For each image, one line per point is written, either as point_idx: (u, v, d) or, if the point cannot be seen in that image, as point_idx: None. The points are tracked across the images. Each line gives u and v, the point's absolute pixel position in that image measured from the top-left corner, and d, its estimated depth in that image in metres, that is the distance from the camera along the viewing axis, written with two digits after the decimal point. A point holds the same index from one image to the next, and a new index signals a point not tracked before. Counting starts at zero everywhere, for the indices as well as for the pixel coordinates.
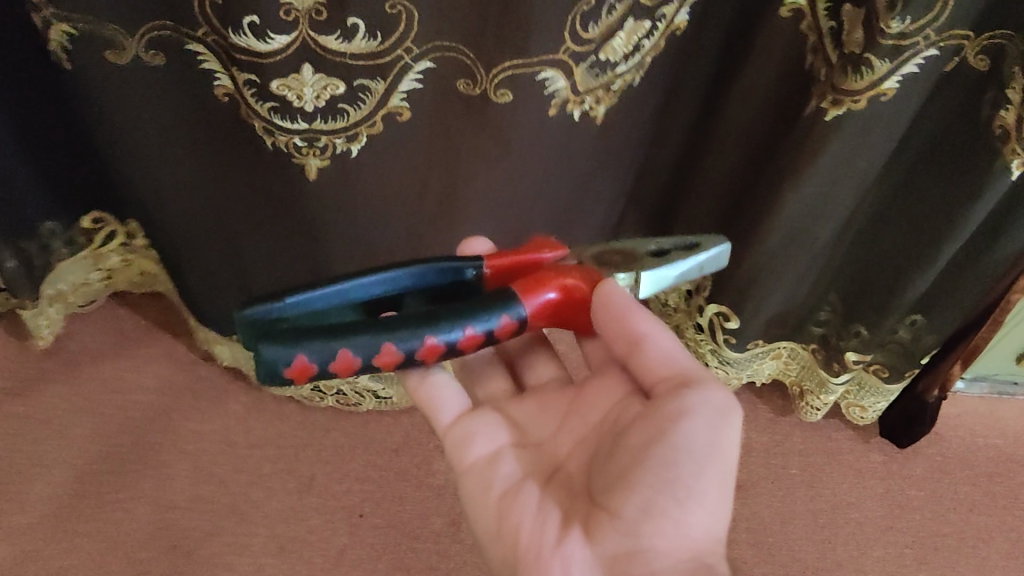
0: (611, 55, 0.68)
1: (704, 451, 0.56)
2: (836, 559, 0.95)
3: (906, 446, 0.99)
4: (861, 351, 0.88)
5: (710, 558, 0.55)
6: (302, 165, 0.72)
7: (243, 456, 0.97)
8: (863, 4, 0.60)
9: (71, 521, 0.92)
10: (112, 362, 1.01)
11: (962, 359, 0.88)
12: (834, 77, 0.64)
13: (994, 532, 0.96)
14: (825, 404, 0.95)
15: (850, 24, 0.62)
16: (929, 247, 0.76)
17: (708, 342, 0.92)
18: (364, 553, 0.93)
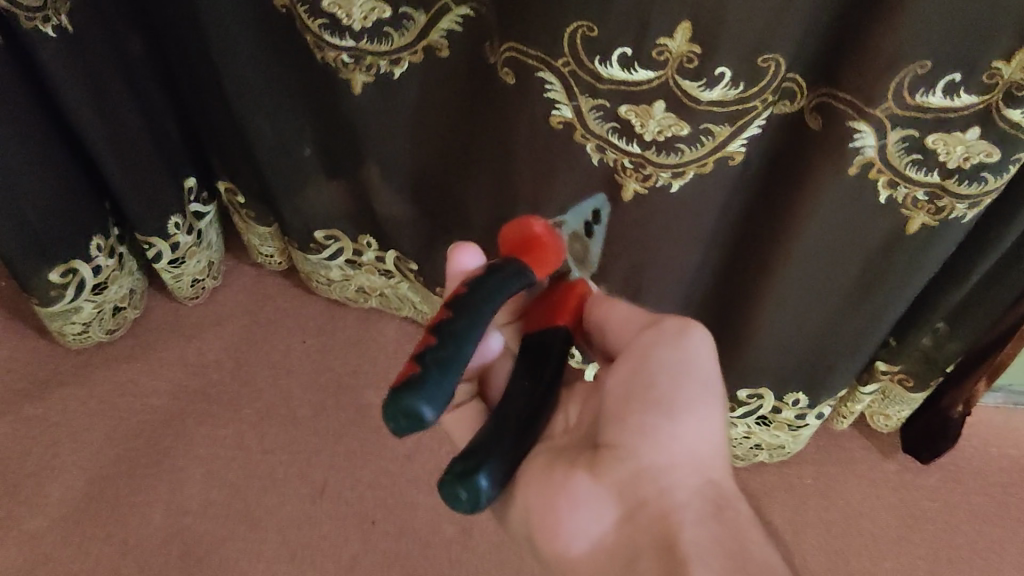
0: (636, 125, 0.61)
1: (678, 365, 0.55)
2: (848, 569, 0.95)
3: (929, 462, 0.98)
4: (889, 360, 0.87)
5: (717, 473, 0.53)
6: (349, 80, 0.72)
7: (256, 462, 0.97)
8: (973, 123, 0.53)
9: (86, 525, 0.93)
10: (125, 366, 1.02)
11: (986, 376, 0.86)
12: (951, 190, 0.57)
13: (1008, 544, 0.96)
14: (852, 413, 0.95)
15: (953, 146, 0.54)
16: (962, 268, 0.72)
17: (811, 429, 0.90)
18: (376, 560, 0.93)
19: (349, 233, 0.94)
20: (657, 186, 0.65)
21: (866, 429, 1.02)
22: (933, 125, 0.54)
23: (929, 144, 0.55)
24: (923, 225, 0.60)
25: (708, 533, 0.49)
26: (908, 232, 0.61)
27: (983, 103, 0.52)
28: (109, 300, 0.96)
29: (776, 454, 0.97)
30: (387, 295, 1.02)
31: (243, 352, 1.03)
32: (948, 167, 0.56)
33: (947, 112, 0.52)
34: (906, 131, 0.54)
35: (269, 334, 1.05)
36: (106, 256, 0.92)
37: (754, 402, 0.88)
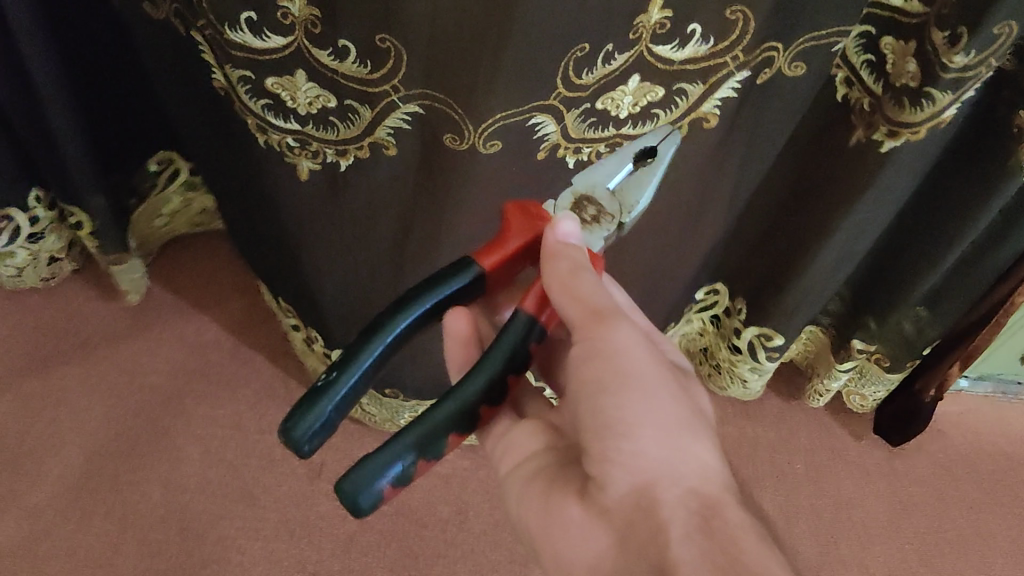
0: (612, 110, 0.62)
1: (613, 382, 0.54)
2: (839, 555, 0.96)
3: (901, 443, 0.99)
4: (867, 340, 0.89)
5: (693, 477, 0.51)
6: (294, 165, 0.69)
7: (255, 441, 0.98)
8: (913, 37, 0.59)
9: (85, 501, 0.94)
10: (126, 346, 1.02)
11: (960, 362, 0.87)
12: (886, 110, 0.63)
13: (995, 531, 0.98)
14: (827, 390, 0.97)
15: (895, 57, 0.61)
16: (934, 247, 0.75)
17: (746, 361, 0.93)
18: (372, 539, 0.94)
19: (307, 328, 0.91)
20: None
21: (857, 417, 1.03)
22: (886, 24, 0.61)
23: (881, 45, 0.62)
24: (878, 141, 0.65)
25: (694, 551, 0.46)
26: (878, 150, 0.66)
27: (922, 15, 0.58)
28: (44, 250, 0.96)
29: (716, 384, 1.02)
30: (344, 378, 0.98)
31: (243, 335, 1.05)
32: (891, 78, 0.62)
33: (897, 10, 0.59)
34: (862, 29, 0.62)
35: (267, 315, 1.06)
36: (42, 208, 0.92)
37: (711, 298, 0.96)
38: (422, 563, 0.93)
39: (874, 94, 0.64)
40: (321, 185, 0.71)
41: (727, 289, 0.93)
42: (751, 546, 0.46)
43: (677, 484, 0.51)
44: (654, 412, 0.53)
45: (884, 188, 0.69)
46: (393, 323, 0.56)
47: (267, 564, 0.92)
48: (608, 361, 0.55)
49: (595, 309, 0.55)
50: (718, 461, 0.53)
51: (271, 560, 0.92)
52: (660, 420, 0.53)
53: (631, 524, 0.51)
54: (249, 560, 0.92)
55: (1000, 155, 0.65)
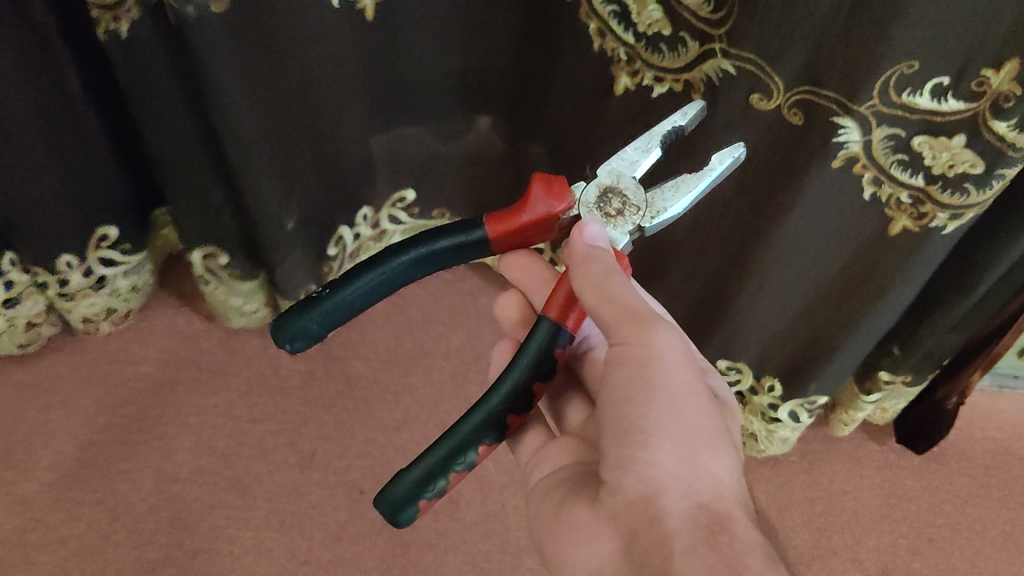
0: (632, 15, 0.66)
1: (639, 386, 0.54)
2: (831, 547, 0.96)
3: (925, 451, 0.99)
4: (893, 371, 0.88)
5: (706, 494, 0.51)
6: (362, 8, 0.72)
7: (246, 430, 0.98)
8: (951, 132, 0.56)
9: (76, 488, 0.93)
10: (118, 335, 1.02)
11: (981, 369, 0.87)
12: (936, 197, 0.61)
13: (989, 524, 0.97)
14: (853, 419, 0.96)
15: (935, 149, 0.58)
16: (967, 275, 0.74)
17: (785, 427, 0.92)
18: (363, 528, 0.94)
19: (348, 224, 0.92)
20: (642, 84, 0.71)
21: None
22: (919, 127, 0.57)
23: (914, 145, 0.58)
24: (905, 229, 0.64)
25: (698, 564, 0.46)
26: (891, 233, 0.66)
27: (972, 110, 0.55)
28: (21, 316, 0.92)
29: (750, 448, 0.98)
30: None
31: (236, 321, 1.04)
32: (932, 171, 0.59)
33: (932, 114, 0.56)
34: (890, 130, 0.58)
35: None
36: (18, 272, 0.87)
37: (732, 375, 0.91)
38: (413, 553, 0.93)
39: (917, 187, 0.61)
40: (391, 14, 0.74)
41: (753, 366, 0.89)
42: (759, 562, 0.46)
43: (688, 498, 0.51)
44: (680, 425, 0.54)
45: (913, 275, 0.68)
46: (392, 264, 0.61)
47: (257, 553, 0.92)
48: (642, 369, 0.55)
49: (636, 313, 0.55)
50: (733, 484, 0.54)
51: (262, 549, 0.92)
52: (678, 429, 0.54)
53: (635, 530, 0.52)
54: (240, 550, 0.92)
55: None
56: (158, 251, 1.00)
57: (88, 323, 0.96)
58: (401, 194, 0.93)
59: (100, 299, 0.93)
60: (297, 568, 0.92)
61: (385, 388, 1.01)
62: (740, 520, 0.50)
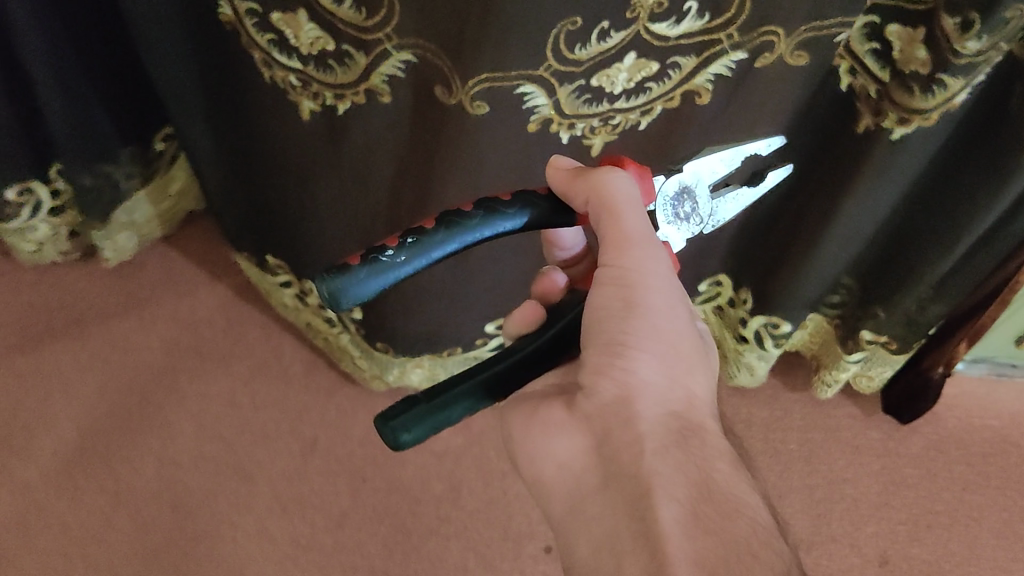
0: (607, 87, 0.61)
1: (624, 302, 0.52)
2: (830, 534, 0.96)
3: (909, 422, 1.00)
4: (877, 330, 0.89)
5: (681, 406, 0.52)
6: (297, 104, 0.67)
7: (248, 418, 0.98)
8: (921, 24, 0.58)
9: (78, 475, 0.94)
10: (120, 324, 1.02)
11: (966, 340, 0.89)
12: (894, 96, 0.62)
13: (987, 512, 0.98)
14: (836, 380, 0.96)
15: (902, 44, 0.60)
16: (946, 239, 0.74)
17: (752, 349, 0.94)
18: (366, 516, 0.94)
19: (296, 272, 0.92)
20: (626, 128, 0.66)
21: (852, 396, 1.03)
22: (891, 14, 0.59)
23: (887, 33, 0.61)
24: (869, 125, 0.67)
25: (668, 466, 0.48)
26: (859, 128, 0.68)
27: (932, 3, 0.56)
28: (68, 224, 0.95)
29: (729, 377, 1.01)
30: (331, 339, 0.97)
31: (236, 309, 1.04)
32: (892, 61, 0.61)
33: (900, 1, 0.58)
34: (868, 17, 0.61)
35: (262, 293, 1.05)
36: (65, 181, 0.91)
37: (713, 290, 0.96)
38: (414, 540, 0.93)
39: (881, 83, 0.63)
40: (324, 127, 0.69)
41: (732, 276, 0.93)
42: (725, 470, 0.50)
43: (662, 408, 0.51)
44: (660, 337, 0.53)
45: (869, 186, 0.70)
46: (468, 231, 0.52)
47: (260, 540, 0.92)
48: (625, 292, 0.52)
49: (624, 236, 0.52)
50: (706, 391, 0.54)
51: (264, 536, 0.93)
52: (660, 340, 0.52)
53: (606, 435, 0.52)
54: (243, 537, 0.92)
55: (1003, 153, 0.65)
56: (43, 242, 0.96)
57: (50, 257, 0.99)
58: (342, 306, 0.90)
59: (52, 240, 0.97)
60: (300, 555, 0.92)
61: None
62: (707, 431, 0.52)
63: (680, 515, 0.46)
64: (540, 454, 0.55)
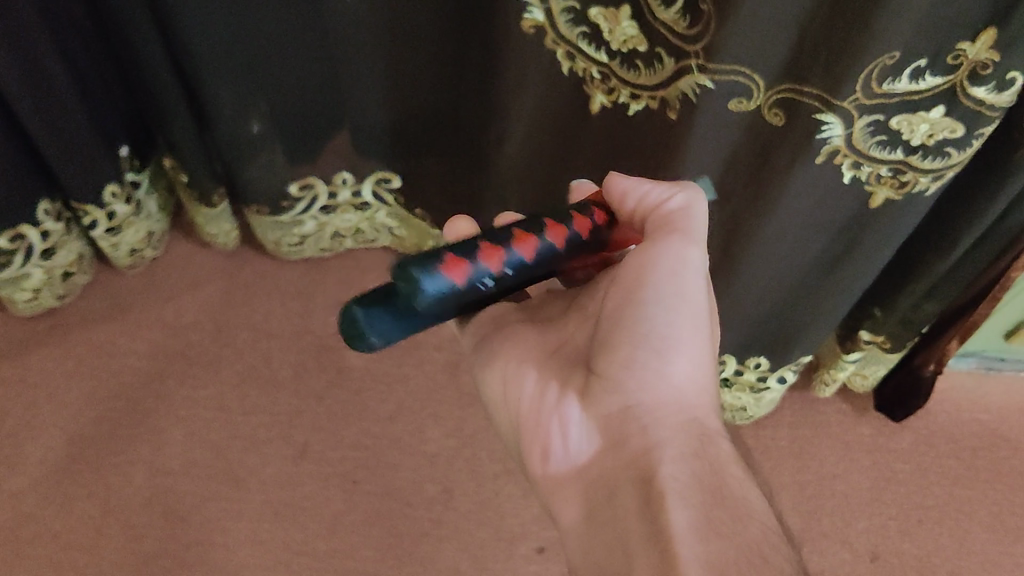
0: (604, 30, 0.65)
1: (665, 296, 0.55)
2: (821, 530, 0.97)
3: (903, 419, 1.01)
4: (874, 331, 0.91)
5: (700, 412, 0.54)
6: None
7: (238, 422, 0.98)
8: (936, 102, 0.57)
9: (68, 482, 0.93)
10: (108, 329, 1.01)
11: (958, 336, 0.90)
12: (918, 166, 0.61)
13: (976, 505, 0.98)
14: (835, 379, 0.98)
15: (915, 126, 0.58)
16: (944, 240, 0.77)
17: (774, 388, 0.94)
18: (358, 519, 0.94)
19: (324, 175, 0.96)
20: (619, 103, 0.70)
21: (841, 393, 1.04)
22: (898, 108, 0.57)
23: (894, 125, 0.58)
24: (887, 199, 0.65)
25: (684, 469, 0.50)
26: (872, 206, 0.66)
27: (949, 84, 0.55)
28: (59, 265, 0.97)
29: (739, 417, 1.00)
30: (361, 230, 1.05)
31: (225, 312, 1.04)
32: (912, 143, 0.60)
33: (913, 95, 0.56)
34: (871, 117, 0.58)
35: (252, 295, 1.05)
36: (51, 221, 0.92)
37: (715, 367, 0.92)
38: (407, 543, 0.93)
39: (897, 160, 0.61)
40: None
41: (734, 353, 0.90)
42: (739, 477, 0.52)
43: (683, 413, 0.54)
44: (688, 342, 0.55)
45: (892, 235, 0.69)
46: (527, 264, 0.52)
47: (252, 545, 0.92)
48: (669, 296, 0.55)
49: (681, 228, 0.55)
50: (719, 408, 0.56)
51: (256, 541, 0.92)
52: (686, 343, 0.55)
53: (626, 434, 0.54)
54: (234, 542, 0.92)
55: (1004, 156, 0.67)
56: (46, 284, 0.97)
57: (49, 299, 1.00)
58: (387, 175, 0.99)
59: (50, 284, 0.98)
60: (293, 559, 0.92)
61: (378, 379, 1.01)
62: (720, 435, 0.54)
63: (693, 518, 0.47)
64: (556, 447, 0.57)
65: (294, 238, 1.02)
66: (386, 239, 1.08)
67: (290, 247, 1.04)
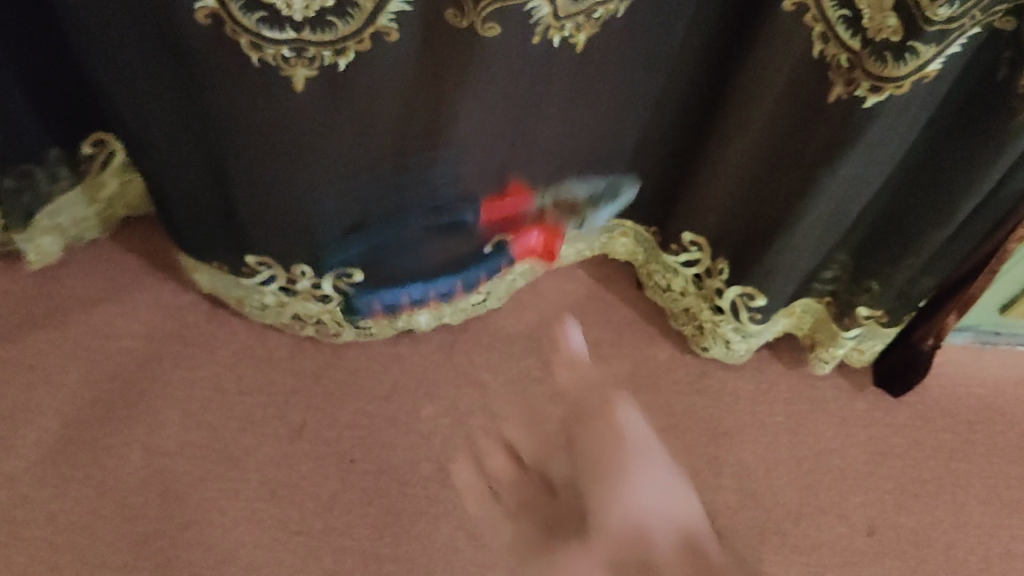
0: None
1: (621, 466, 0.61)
2: (818, 505, 0.97)
3: (901, 394, 1.01)
4: (872, 305, 0.91)
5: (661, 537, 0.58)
6: (291, 77, 0.66)
7: (234, 402, 0.98)
8: None
9: (63, 464, 0.93)
10: (102, 310, 1.01)
11: (957, 309, 0.89)
12: (866, 66, 0.62)
13: (972, 479, 0.99)
14: (833, 356, 0.98)
15: (871, 12, 0.59)
16: (938, 203, 0.76)
17: (728, 321, 0.95)
18: (355, 498, 0.94)
19: (283, 262, 0.89)
20: (606, 19, 0.68)
21: (837, 367, 1.04)
22: None
23: (855, 3, 0.60)
24: (839, 96, 0.66)
25: None
26: (829, 100, 0.68)
27: None
28: None
29: (696, 343, 1.01)
30: (325, 322, 0.97)
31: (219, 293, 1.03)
32: (866, 35, 0.61)
33: None
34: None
35: None
36: None
37: (693, 253, 0.94)
38: (403, 521, 0.93)
39: (853, 50, 0.63)
40: (322, 89, 0.68)
41: (711, 242, 0.91)
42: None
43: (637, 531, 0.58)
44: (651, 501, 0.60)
45: (850, 162, 0.70)
46: None
47: (249, 524, 0.92)
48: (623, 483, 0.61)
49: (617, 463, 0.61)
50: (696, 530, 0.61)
51: (253, 520, 0.92)
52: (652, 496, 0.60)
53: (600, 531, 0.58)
54: (231, 522, 0.92)
55: (999, 122, 0.67)
56: None
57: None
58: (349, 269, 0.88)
59: None
60: (290, 539, 0.92)
61: (373, 356, 1.01)
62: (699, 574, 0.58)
63: None
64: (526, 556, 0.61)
65: (250, 302, 0.96)
66: (350, 333, 0.98)
67: (252, 309, 0.97)
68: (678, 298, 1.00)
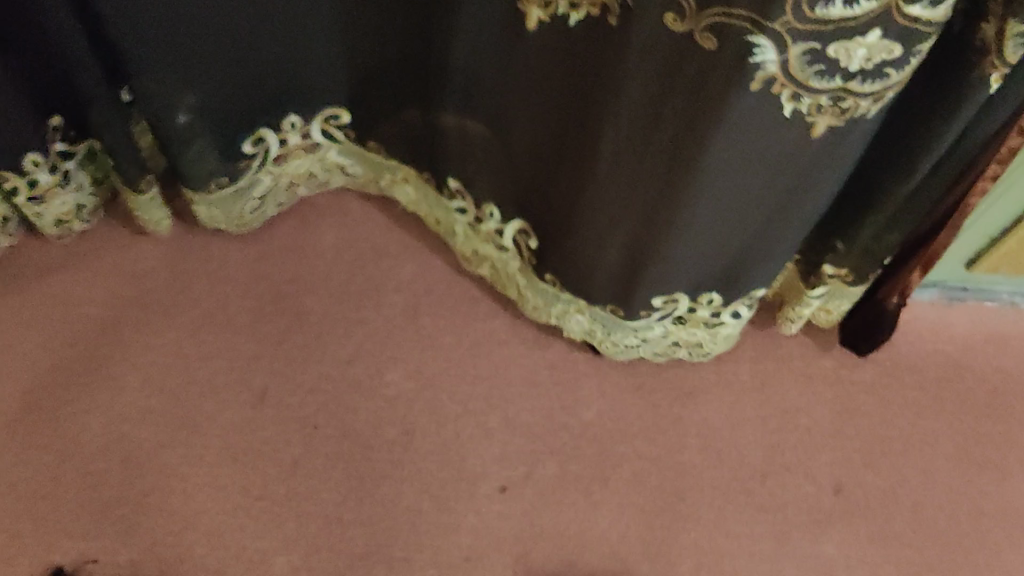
0: None
1: None
2: (784, 463, 0.96)
3: (868, 353, 1.01)
4: (836, 263, 0.90)
5: None
6: None
7: (196, 368, 0.97)
8: (872, 27, 0.56)
9: (22, 433, 0.92)
10: (62, 278, 1.00)
11: (920, 267, 0.88)
12: (858, 87, 0.60)
13: (940, 437, 0.98)
14: (799, 315, 0.98)
15: (849, 52, 0.57)
16: (900, 161, 0.75)
17: (726, 321, 0.92)
18: (318, 462, 0.93)
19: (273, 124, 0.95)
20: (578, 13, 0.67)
21: (804, 326, 1.03)
22: (834, 36, 0.56)
23: (830, 53, 0.57)
24: (829, 127, 0.63)
25: None
26: (813, 134, 0.64)
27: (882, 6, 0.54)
28: None
29: (697, 354, 0.98)
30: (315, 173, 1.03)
31: (180, 259, 1.02)
32: (851, 69, 0.59)
33: (847, 21, 0.55)
34: (807, 46, 0.57)
35: (207, 240, 1.04)
36: None
37: (668, 306, 0.89)
38: (367, 485, 0.92)
39: (837, 89, 0.60)
40: None
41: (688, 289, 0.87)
42: None
43: None
44: None
45: (841, 152, 0.67)
46: None
47: (211, 490, 0.91)
48: None
49: None
50: None
51: (215, 486, 0.91)
52: None
53: None
54: (193, 487, 0.91)
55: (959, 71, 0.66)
56: None
57: None
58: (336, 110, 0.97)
59: None
60: (252, 503, 0.91)
61: (336, 321, 1.00)
62: None
63: None
64: None
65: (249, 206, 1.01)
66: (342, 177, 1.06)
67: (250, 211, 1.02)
68: (663, 342, 0.95)
